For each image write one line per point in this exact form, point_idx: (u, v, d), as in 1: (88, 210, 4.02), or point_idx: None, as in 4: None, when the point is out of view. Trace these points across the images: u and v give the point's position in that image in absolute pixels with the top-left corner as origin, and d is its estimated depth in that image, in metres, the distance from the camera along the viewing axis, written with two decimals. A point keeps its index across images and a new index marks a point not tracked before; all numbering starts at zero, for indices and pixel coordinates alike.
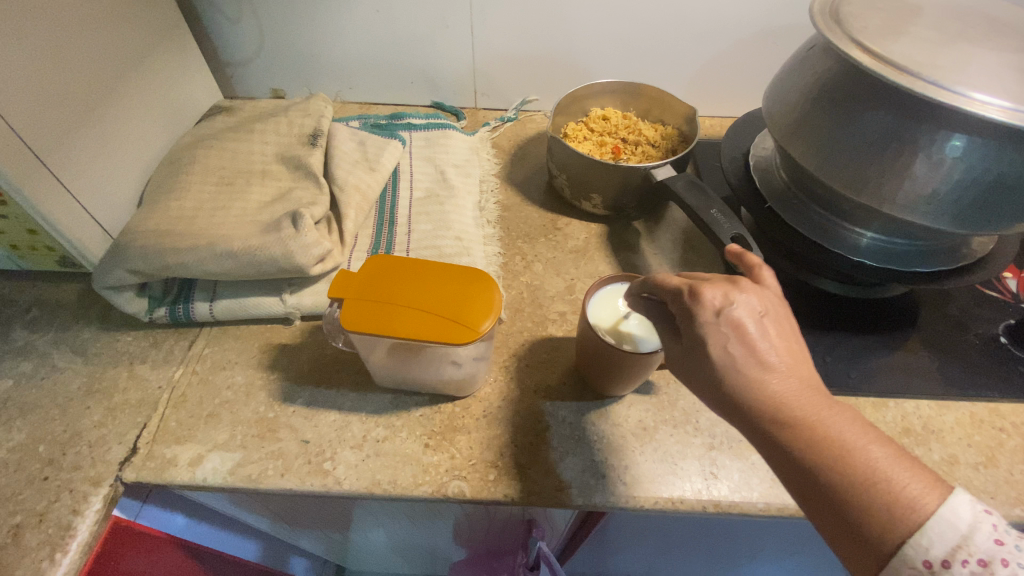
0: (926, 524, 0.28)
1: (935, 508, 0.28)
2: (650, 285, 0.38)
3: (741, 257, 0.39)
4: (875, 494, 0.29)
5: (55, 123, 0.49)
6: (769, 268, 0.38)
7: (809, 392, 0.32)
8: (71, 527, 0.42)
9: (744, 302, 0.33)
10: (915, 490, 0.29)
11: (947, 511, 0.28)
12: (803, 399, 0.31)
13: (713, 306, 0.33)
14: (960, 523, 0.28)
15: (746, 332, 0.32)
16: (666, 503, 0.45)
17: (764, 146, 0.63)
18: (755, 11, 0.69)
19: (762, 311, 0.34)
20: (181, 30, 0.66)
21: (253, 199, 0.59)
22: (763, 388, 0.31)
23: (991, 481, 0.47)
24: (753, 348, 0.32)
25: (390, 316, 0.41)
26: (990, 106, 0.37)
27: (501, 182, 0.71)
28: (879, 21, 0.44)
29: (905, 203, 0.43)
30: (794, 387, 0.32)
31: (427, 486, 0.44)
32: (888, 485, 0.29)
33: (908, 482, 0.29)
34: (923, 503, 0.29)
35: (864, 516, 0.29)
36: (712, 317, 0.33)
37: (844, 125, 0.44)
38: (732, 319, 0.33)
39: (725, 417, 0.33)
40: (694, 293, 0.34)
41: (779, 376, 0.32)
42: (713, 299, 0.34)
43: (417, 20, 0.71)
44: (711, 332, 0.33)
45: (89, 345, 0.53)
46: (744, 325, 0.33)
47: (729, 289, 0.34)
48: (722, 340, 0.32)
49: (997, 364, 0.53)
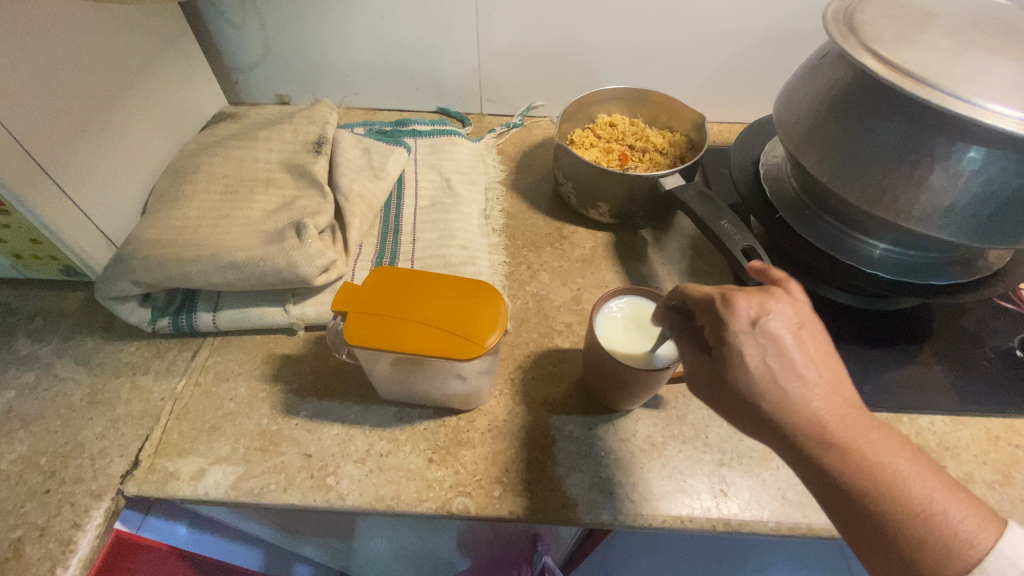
0: (983, 561, 0.28)
1: (991, 543, 0.28)
2: (678, 293, 0.38)
3: (764, 272, 0.38)
4: (930, 527, 0.28)
5: (59, 135, 0.48)
6: (791, 280, 0.36)
7: (859, 418, 0.31)
8: (72, 541, 0.42)
9: (780, 313, 0.32)
10: (970, 524, 0.29)
11: (1006, 547, 0.28)
12: (852, 424, 0.30)
13: (748, 317, 0.32)
14: (1020, 560, 0.27)
15: (784, 345, 0.31)
16: (675, 522, 0.44)
17: (775, 154, 0.62)
18: (765, 16, 0.68)
19: (799, 322, 0.33)
20: (187, 37, 0.65)
21: (257, 207, 0.58)
22: (811, 413, 0.31)
23: (1007, 501, 0.46)
24: (793, 363, 0.31)
25: (394, 331, 0.40)
26: (1009, 118, 0.36)
27: (506, 189, 0.70)
28: (893, 29, 0.43)
29: (921, 216, 0.42)
30: (842, 409, 0.31)
31: (431, 502, 0.44)
32: (944, 519, 0.29)
33: (962, 514, 0.29)
34: (978, 538, 0.28)
35: (916, 547, 0.28)
36: (748, 328, 0.32)
37: (859, 136, 0.43)
38: (768, 331, 0.32)
39: (769, 440, 0.32)
40: (727, 302, 0.33)
41: (826, 399, 0.31)
42: (747, 309, 0.32)
43: (421, 26, 0.70)
44: (747, 344, 0.32)
45: (92, 355, 0.52)
46: (781, 336, 0.31)
47: (764, 299, 0.33)
48: (759, 354, 0.31)
49: (1013, 378, 0.52)
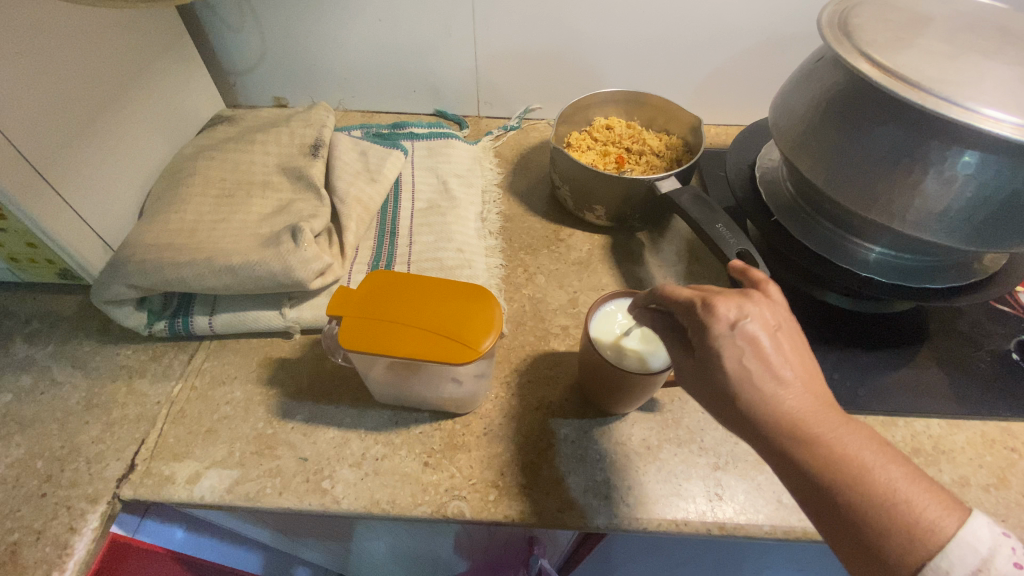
0: (945, 546, 0.27)
1: (954, 530, 0.28)
2: (658, 296, 0.38)
3: (745, 272, 0.39)
4: (895, 516, 0.28)
5: (56, 140, 0.49)
6: (772, 281, 0.37)
7: (826, 410, 0.31)
8: (68, 545, 0.42)
9: (757, 314, 0.33)
10: (934, 513, 0.28)
11: (969, 534, 0.28)
12: (819, 416, 0.31)
13: (726, 319, 0.32)
14: (981, 546, 0.27)
15: (760, 345, 0.32)
16: (670, 525, 0.44)
17: (771, 157, 0.62)
18: (761, 19, 0.68)
19: (776, 324, 0.33)
20: (184, 40, 0.65)
21: (254, 211, 0.58)
22: (780, 406, 0.31)
23: (1002, 504, 0.46)
24: (767, 360, 0.32)
25: (390, 335, 0.40)
26: (1003, 123, 0.36)
27: (503, 192, 0.70)
28: (888, 33, 0.43)
29: (915, 220, 0.42)
30: (810, 404, 0.31)
31: (426, 506, 0.44)
32: (909, 506, 0.28)
33: (927, 503, 0.29)
34: (943, 526, 0.28)
35: (883, 538, 0.28)
36: (726, 329, 0.32)
37: (853, 140, 0.43)
38: (745, 332, 0.32)
39: (739, 432, 0.32)
40: (706, 306, 0.33)
41: (795, 393, 0.31)
42: (727, 313, 0.33)
43: (419, 29, 0.70)
44: (726, 346, 0.32)
45: (89, 359, 0.52)
46: (759, 338, 0.32)
47: (742, 302, 0.33)
48: (737, 354, 0.32)
49: (1009, 381, 0.52)
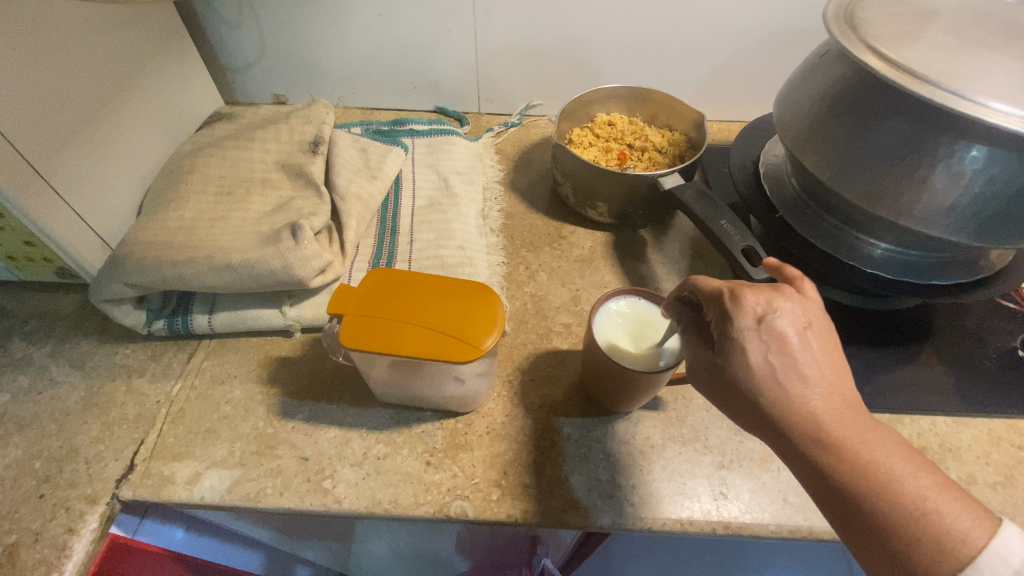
0: (976, 558, 0.27)
1: (985, 541, 0.28)
2: (689, 286, 0.37)
3: (779, 271, 0.39)
4: (922, 526, 0.28)
5: (53, 137, 0.48)
6: (807, 279, 0.36)
7: (855, 416, 0.31)
8: (67, 546, 0.41)
9: (787, 311, 0.32)
10: (964, 523, 0.28)
11: (999, 544, 0.27)
12: (846, 421, 0.30)
13: (754, 312, 0.32)
14: (1013, 558, 0.27)
15: (788, 343, 0.31)
16: (675, 524, 0.43)
17: (775, 153, 0.61)
18: (764, 14, 0.68)
19: (806, 323, 0.32)
20: (182, 37, 0.65)
21: (253, 209, 0.58)
22: (807, 409, 0.30)
23: (1009, 502, 0.45)
24: (795, 360, 0.31)
25: (392, 334, 0.40)
26: (1012, 117, 0.36)
27: (505, 189, 0.69)
28: (895, 27, 0.42)
29: (922, 216, 0.41)
30: (839, 409, 0.31)
31: (428, 506, 0.43)
32: (937, 515, 0.28)
33: (957, 513, 0.28)
34: (972, 536, 0.28)
35: (910, 547, 0.28)
36: (753, 325, 0.32)
37: (860, 134, 0.43)
38: (774, 328, 0.31)
39: (764, 434, 0.32)
40: (735, 296, 0.33)
41: (823, 396, 0.31)
42: (755, 304, 0.32)
43: (419, 25, 0.69)
44: (752, 341, 0.32)
45: (88, 358, 0.52)
46: (786, 334, 0.31)
47: (772, 295, 0.33)
48: (763, 350, 0.31)
49: (1014, 378, 0.52)
